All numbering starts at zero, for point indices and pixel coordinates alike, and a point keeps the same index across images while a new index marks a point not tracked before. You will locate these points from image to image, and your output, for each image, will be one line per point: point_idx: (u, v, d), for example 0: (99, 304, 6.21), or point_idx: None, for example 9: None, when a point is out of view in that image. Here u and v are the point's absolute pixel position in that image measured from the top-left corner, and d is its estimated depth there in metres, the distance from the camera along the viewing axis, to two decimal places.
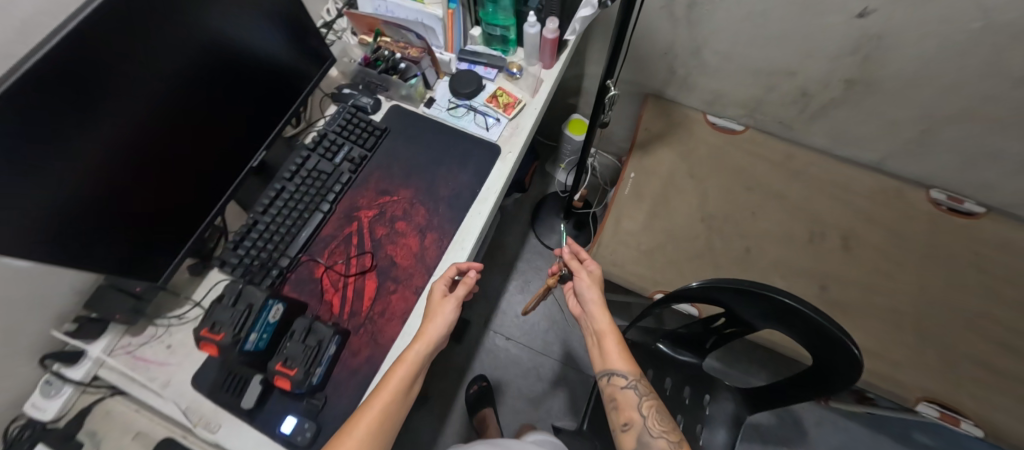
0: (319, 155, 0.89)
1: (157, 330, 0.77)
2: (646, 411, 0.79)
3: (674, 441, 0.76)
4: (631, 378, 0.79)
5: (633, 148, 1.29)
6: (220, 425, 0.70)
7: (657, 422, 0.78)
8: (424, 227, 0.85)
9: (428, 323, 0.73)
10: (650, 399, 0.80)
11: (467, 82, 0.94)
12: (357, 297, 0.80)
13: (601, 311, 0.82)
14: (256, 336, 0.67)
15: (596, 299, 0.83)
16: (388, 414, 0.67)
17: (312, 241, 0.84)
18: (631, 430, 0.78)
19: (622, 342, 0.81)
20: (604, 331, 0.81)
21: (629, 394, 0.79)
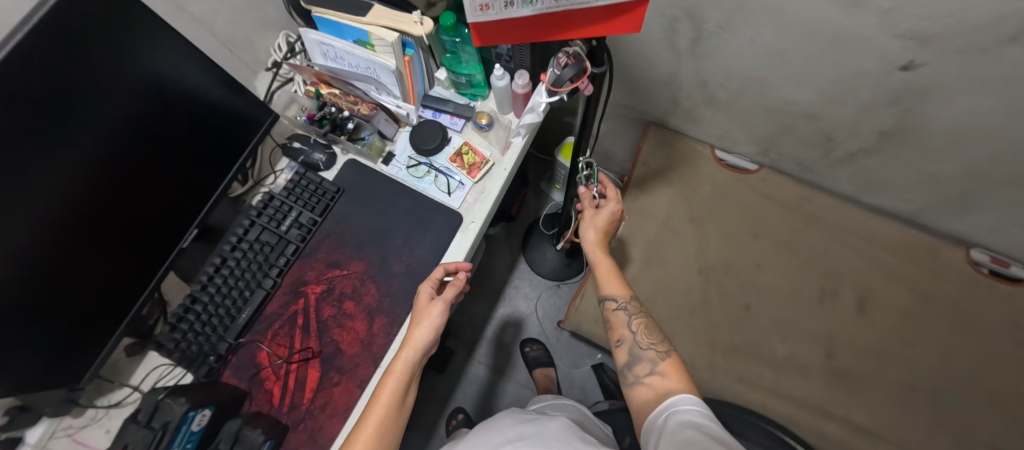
0: (263, 223, 0.81)
1: (94, 415, 0.74)
2: (635, 327, 0.79)
3: (664, 350, 0.74)
4: (623, 301, 0.81)
5: (628, 185, 1.17)
6: None
7: (647, 335, 0.77)
8: (373, 309, 0.78)
9: (415, 328, 0.67)
10: (641, 317, 0.80)
11: (429, 136, 0.83)
12: (299, 387, 0.75)
13: (595, 245, 0.85)
14: None
15: (592, 234, 0.86)
16: (386, 428, 0.61)
17: (256, 320, 0.78)
18: (623, 346, 0.78)
19: (612, 268, 0.84)
20: (599, 263, 0.85)
21: (619, 315, 0.80)
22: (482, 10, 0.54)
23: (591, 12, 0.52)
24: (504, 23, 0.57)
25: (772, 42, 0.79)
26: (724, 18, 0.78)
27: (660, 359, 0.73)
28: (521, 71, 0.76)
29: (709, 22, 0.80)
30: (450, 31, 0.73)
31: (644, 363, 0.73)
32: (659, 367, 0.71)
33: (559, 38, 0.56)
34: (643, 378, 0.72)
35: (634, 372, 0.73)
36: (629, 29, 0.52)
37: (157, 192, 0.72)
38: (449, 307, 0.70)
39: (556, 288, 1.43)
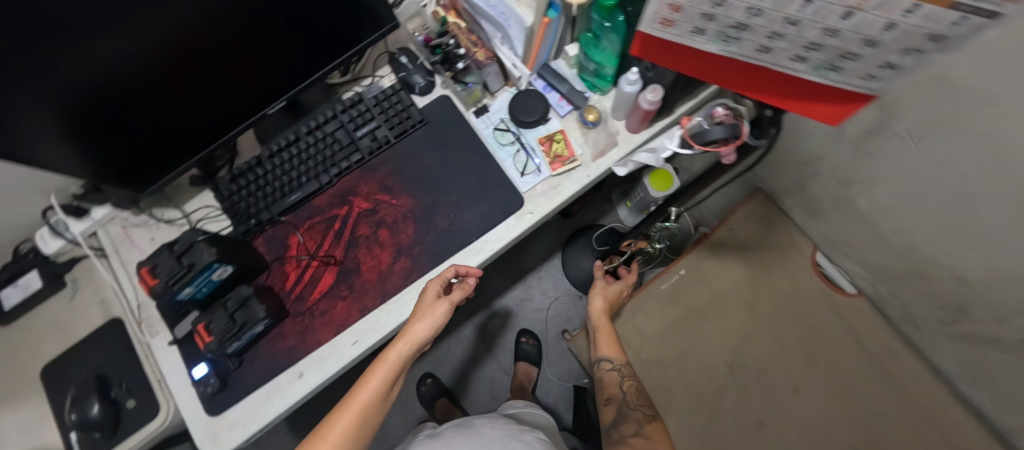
0: (343, 122, 0.82)
1: (147, 221, 0.82)
2: (625, 388, 0.94)
3: (650, 415, 0.88)
4: (617, 364, 0.97)
5: (701, 241, 1.11)
6: (158, 332, 0.76)
7: (635, 399, 0.92)
8: (402, 248, 0.78)
9: (415, 321, 0.68)
10: (632, 381, 0.95)
11: (531, 108, 0.78)
12: (311, 284, 0.78)
13: (601, 312, 1.03)
14: (191, 290, 0.68)
15: (599, 300, 1.04)
16: (365, 418, 0.64)
17: (300, 206, 0.81)
18: (613, 405, 0.93)
19: (611, 333, 1.01)
20: (602, 327, 1.02)
21: (613, 375, 0.96)
22: (662, 25, 0.46)
23: (791, 76, 0.48)
24: (677, 47, 0.50)
25: (958, 177, 0.62)
26: (921, 125, 0.62)
27: (646, 422, 0.87)
28: (655, 85, 0.65)
29: (902, 123, 0.65)
30: (604, 12, 0.63)
31: (630, 422, 0.89)
32: (644, 430, 0.86)
33: (735, 87, 0.52)
34: (626, 437, 0.87)
35: (619, 428, 0.89)
36: (822, 119, 0.51)
37: (264, 58, 0.71)
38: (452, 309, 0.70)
39: (578, 298, 1.40)
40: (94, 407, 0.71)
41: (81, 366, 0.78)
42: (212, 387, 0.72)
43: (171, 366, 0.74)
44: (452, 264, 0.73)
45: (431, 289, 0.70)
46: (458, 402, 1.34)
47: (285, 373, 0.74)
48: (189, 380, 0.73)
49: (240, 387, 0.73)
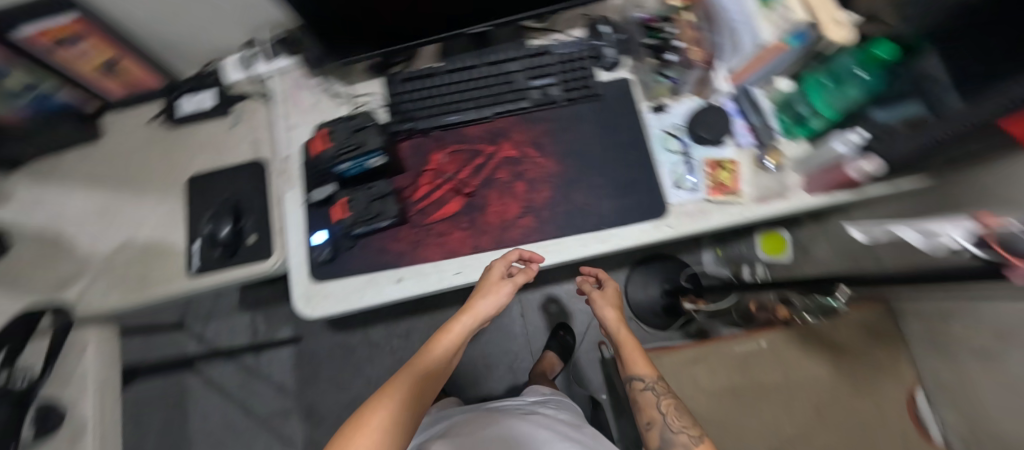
0: (523, 68, 0.82)
1: (315, 85, 0.88)
2: (666, 409, 0.82)
3: (693, 436, 0.78)
4: (651, 379, 0.85)
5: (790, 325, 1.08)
6: (292, 187, 0.83)
7: (675, 419, 0.81)
8: (531, 206, 0.78)
9: (478, 298, 0.72)
10: (669, 398, 0.83)
11: (713, 125, 0.74)
12: (435, 204, 0.80)
13: (618, 322, 0.90)
14: (349, 165, 0.71)
15: (609, 311, 0.90)
16: (426, 383, 0.66)
17: (453, 129, 0.83)
18: (653, 430, 0.82)
19: (637, 346, 0.88)
20: (625, 338, 0.89)
21: (648, 396, 0.84)
22: None
23: None
24: None
25: None
26: None
27: (693, 444, 0.77)
28: (875, 155, 0.59)
29: None
30: (868, 63, 0.61)
31: (676, 444, 0.78)
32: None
33: None
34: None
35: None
36: None
37: None
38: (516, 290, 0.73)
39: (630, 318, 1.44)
40: (226, 228, 0.79)
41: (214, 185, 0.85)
42: (326, 255, 0.78)
43: (295, 222, 0.81)
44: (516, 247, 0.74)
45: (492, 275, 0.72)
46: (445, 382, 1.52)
47: (386, 272, 0.77)
48: (306, 240, 0.80)
49: (344, 267, 0.78)
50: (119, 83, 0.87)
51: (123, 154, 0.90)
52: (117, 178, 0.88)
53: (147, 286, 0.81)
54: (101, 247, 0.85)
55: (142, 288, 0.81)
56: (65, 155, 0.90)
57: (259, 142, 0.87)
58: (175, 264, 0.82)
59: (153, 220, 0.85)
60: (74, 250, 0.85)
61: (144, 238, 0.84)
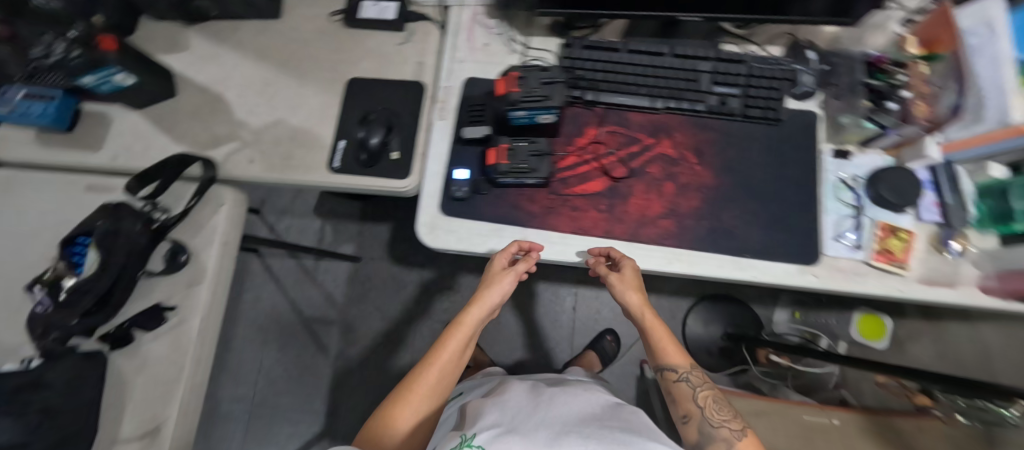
0: (710, 69, 0.78)
1: (492, 27, 0.87)
2: (703, 402, 0.69)
3: (737, 430, 0.66)
4: (687, 369, 0.71)
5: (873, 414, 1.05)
6: (444, 118, 0.83)
7: (717, 412, 0.68)
8: (676, 211, 0.75)
9: (483, 290, 0.72)
10: (707, 389, 0.71)
11: (903, 187, 0.69)
12: (579, 178, 0.78)
13: (643, 306, 0.71)
14: (522, 114, 0.69)
15: (633, 295, 0.70)
16: (437, 382, 0.70)
17: (616, 109, 0.80)
18: (690, 423, 0.69)
19: (667, 332, 0.72)
20: (654, 326, 0.72)
21: (684, 387, 0.70)
22: None
23: None
24: None
25: None
26: None
27: (737, 440, 0.65)
28: None
29: None
30: None
31: (718, 443, 0.65)
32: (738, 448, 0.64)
33: None
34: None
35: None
36: None
37: None
38: (518, 278, 0.73)
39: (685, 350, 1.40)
40: (376, 138, 0.81)
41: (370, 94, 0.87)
42: (463, 193, 0.78)
43: (439, 152, 0.82)
44: (514, 239, 0.74)
45: (499, 264, 0.73)
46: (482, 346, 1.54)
47: (513, 229, 0.77)
48: (446, 173, 0.81)
49: (474, 209, 0.79)
50: None
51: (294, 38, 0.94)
52: (284, 59, 0.93)
53: (287, 167, 0.85)
54: (254, 118, 0.90)
55: (282, 167, 0.85)
56: (245, 24, 0.96)
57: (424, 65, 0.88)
58: (318, 155, 0.85)
59: (306, 108, 0.89)
60: (231, 113, 0.90)
61: (294, 122, 0.88)
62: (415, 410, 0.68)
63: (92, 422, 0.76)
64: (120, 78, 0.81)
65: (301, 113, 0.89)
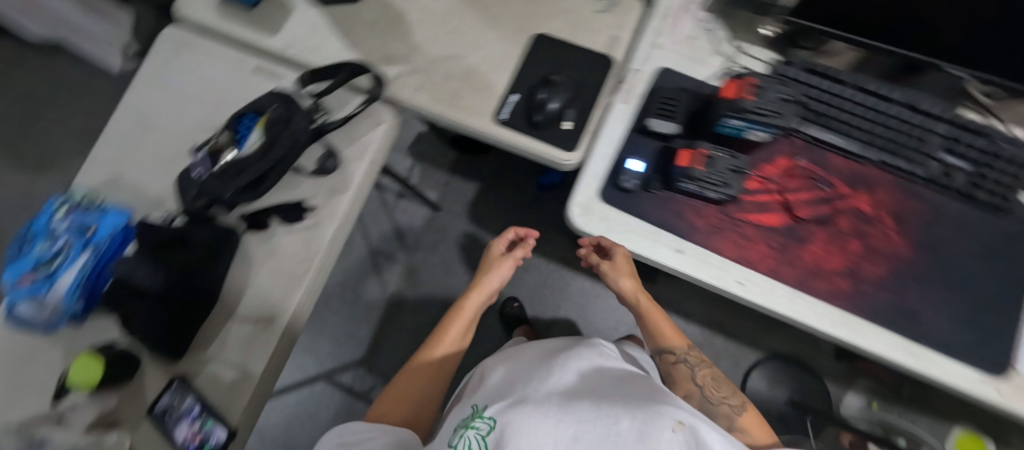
0: (944, 133, 0.69)
1: (705, 21, 0.80)
2: (702, 379, 0.76)
3: (737, 405, 0.72)
4: (684, 351, 0.79)
5: None
6: (627, 102, 0.77)
7: (716, 390, 0.74)
8: (857, 274, 0.69)
9: (487, 277, 0.87)
10: (706, 368, 0.78)
11: None
12: (758, 207, 0.72)
13: (632, 283, 0.83)
14: (740, 127, 0.63)
15: (627, 280, 0.82)
16: (445, 361, 0.78)
17: (819, 147, 0.73)
18: (693, 400, 0.74)
19: (661, 316, 0.83)
20: (648, 311, 0.84)
21: (682, 368, 0.78)
22: None
23: None
24: None
25: None
26: None
27: (736, 416, 0.71)
28: None
29: None
30: None
31: (720, 418, 0.71)
32: (737, 423, 0.70)
33: None
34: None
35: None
36: None
37: None
38: (515, 263, 0.90)
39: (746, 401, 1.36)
40: (554, 103, 0.77)
41: (557, 55, 0.83)
42: (632, 185, 0.74)
43: (613, 135, 0.76)
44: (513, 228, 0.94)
45: (495, 253, 0.92)
46: (539, 331, 1.52)
47: (674, 238, 0.72)
48: (617, 159, 0.76)
49: (637, 206, 0.74)
50: None
51: None
52: None
53: (452, 106, 0.82)
54: (429, 46, 0.87)
55: (449, 103, 0.82)
56: None
57: (619, 42, 0.82)
58: (485, 103, 0.82)
59: (485, 51, 0.85)
60: (409, 35, 0.88)
61: (470, 62, 0.85)
62: (422, 382, 0.75)
63: (217, 290, 0.79)
64: None
65: (478, 54, 0.85)
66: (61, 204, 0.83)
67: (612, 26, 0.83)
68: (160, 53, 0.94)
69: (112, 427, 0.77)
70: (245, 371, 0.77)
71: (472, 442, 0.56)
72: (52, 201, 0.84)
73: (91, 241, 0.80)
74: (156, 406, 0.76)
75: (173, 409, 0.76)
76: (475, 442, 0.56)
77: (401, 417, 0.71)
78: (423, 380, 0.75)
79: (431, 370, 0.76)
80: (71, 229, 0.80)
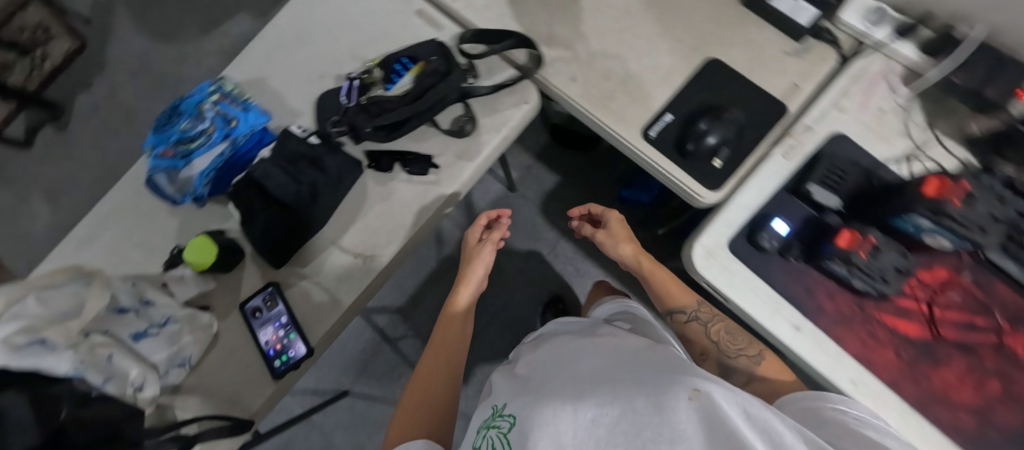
0: None
1: (902, 98, 0.73)
2: (716, 335, 0.75)
3: (755, 356, 0.70)
4: (693, 308, 0.79)
5: None
6: (790, 158, 0.72)
7: (732, 343, 0.73)
8: (989, 416, 0.63)
9: (471, 269, 0.86)
10: (718, 323, 0.76)
11: None
12: (898, 312, 0.67)
13: (631, 248, 0.87)
14: (925, 228, 0.60)
15: (626, 247, 0.87)
16: (449, 361, 0.74)
17: (987, 271, 0.66)
18: (710, 360, 0.73)
19: (667, 278, 0.83)
20: (653, 273, 0.84)
21: (695, 326, 0.77)
22: None
23: None
24: None
25: None
26: None
27: (756, 367, 0.69)
28: None
29: None
30: None
31: (739, 373, 0.70)
32: (758, 374, 0.68)
33: None
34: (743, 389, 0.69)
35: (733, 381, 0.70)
36: None
37: None
38: (494, 248, 0.88)
39: None
40: (712, 138, 0.73)
41: (726, 87, 0.78)
42: (769, 245, 0.69)
43: (765, 188, 0.72)
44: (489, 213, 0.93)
45: (473, 237, 0.91)
46: None
47: (797, 314, 0.68)
48: (763, 214, 0.71)
49: (768, 269, 0.70)
50: None
51: None
52: None
53: (602, 110, 0.80)
54: (597, 38, 0.83)
55: (599, 105, 0.80)
56: None
57: (798, 92, 0.76)
58: (637, 115, 0.79)
59: (653, 61, 0.81)
60: (579, 21, 0.84)
61: (634, 69, 0.81)
62: (436, 374, 0.71)
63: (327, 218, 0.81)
64: None
65: (644, 62, 0.81)
66: (214, 91, 0.85)
67: (795, 74, 0.77)
68: None
69: (206, 307, 0.83)
70: (335, 301, 0.80)
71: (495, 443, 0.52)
72: (206, 84, 0.86)
73: (231, 133, 0.83)
74: (247, 303, 0.81)
75: (264, 310, 0.80)
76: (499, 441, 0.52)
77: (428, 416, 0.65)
78: (434, 378, 0.70)
79: (437, 363, 0.72)
80: (217, 116, 0.84)
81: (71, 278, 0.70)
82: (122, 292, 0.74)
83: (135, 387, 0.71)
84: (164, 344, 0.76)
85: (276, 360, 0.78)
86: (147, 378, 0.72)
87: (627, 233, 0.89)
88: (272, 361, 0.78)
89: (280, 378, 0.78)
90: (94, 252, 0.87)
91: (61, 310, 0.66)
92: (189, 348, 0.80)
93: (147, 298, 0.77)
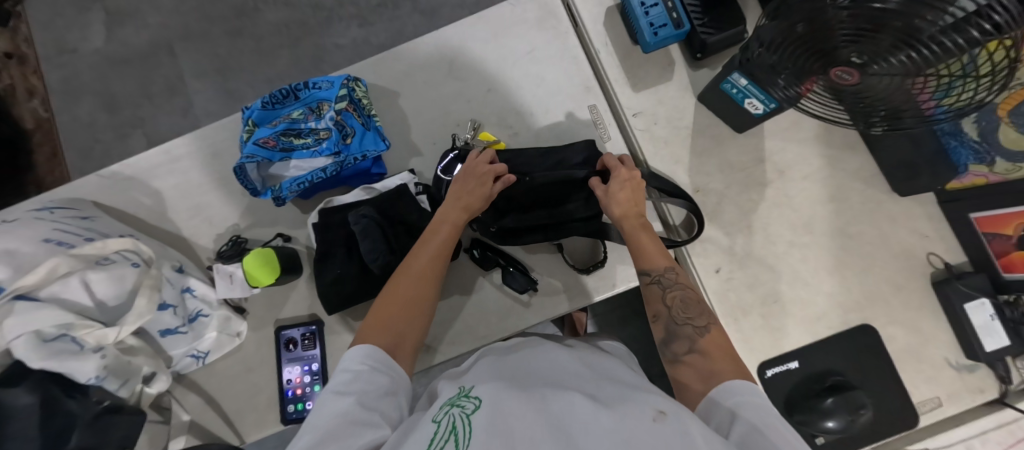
0: None
1: None
2: (671, 301, 0.58)
3: (702, 327, 0.55)
4: (660, 272, 0.61)
5: None
6: None
7: (682, 310, 0.57)
8: None
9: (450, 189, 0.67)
10: (680, 290, 0.59)
11: None
12: None
13: (623, 203, 0.65)
14: None
15: (616, 209, 0.65)
16: (416, 275, 0.60)
17: None
18: (658, 323, 0.58)
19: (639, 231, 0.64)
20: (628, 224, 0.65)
21: (652, 289, 0.60)
22: None
23: None
24: None
25: None
26: None
27: (700, 337, 0.54)
28: None
29: None
30: None
31: (680, 340, 0.55)
32: (701, 346, 0.53)
33: None
34: (682, 359, 0.53)
35: (672, 350, 0.55)
36: None
37: None
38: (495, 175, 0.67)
39: None
40: (833, 422, 0.64)
41: (866, 366, 0.69)
42: None
43: None
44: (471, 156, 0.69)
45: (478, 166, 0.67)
46: None
47: None
48: None
49: None
50: (1002, 229, 0.65)
51: (880, 224, 0.73)
52: (849, 228, 0.73)
53: (731, 320, 0.71)
54: (762, 240, 0.73)
55: (732, 312, 0.71)
56: (856, 146, 0.74)
57: (936, 413, 0.68)
58: (764, 344, 0.70)
59: (808, 294, 0.71)
60: (753, 209, 0.73)
61: (784, 292, 0.72)
62: (401, 303, 0.57)
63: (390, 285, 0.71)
64: (750, 103, 0.67)
65: (798, 291, 0.72)
66: (344, 96, 0.73)
67: (944, 388, 0.68)
68: (522, 5, 0.79)
69: (240, 311, 0.75)
70: None
71: (452, 422, 0.41)
72: (339, 80, 0.74)
73: (341, 152, 0.72)
74: (283, 331, 0.74)
75: (297, 346, 0.74)
76: (459, 422, 0.41)
77: (389, 345, 0.53)
78: (409, 312, 0.57)
79: (405, 294, 0.58)
80: (335, 127, 0.72)
81: (120, 253, 0.62)
82: (168, 284, 0.67)
83: (144, 379, 0.65)
84: (188, 339, 0.70)
85: (291, 405, 0.72)
86: (159, 372, 0.66)
87: (633, 187, 0.67)
88: (287, 404, 0.72)
89: (289, 424, 0.72)
90: (149, 191, 0.78)
91: (103, 299, 0.59)
92: (209, 344, 0.73)
93: (187, 285, 0.71)
